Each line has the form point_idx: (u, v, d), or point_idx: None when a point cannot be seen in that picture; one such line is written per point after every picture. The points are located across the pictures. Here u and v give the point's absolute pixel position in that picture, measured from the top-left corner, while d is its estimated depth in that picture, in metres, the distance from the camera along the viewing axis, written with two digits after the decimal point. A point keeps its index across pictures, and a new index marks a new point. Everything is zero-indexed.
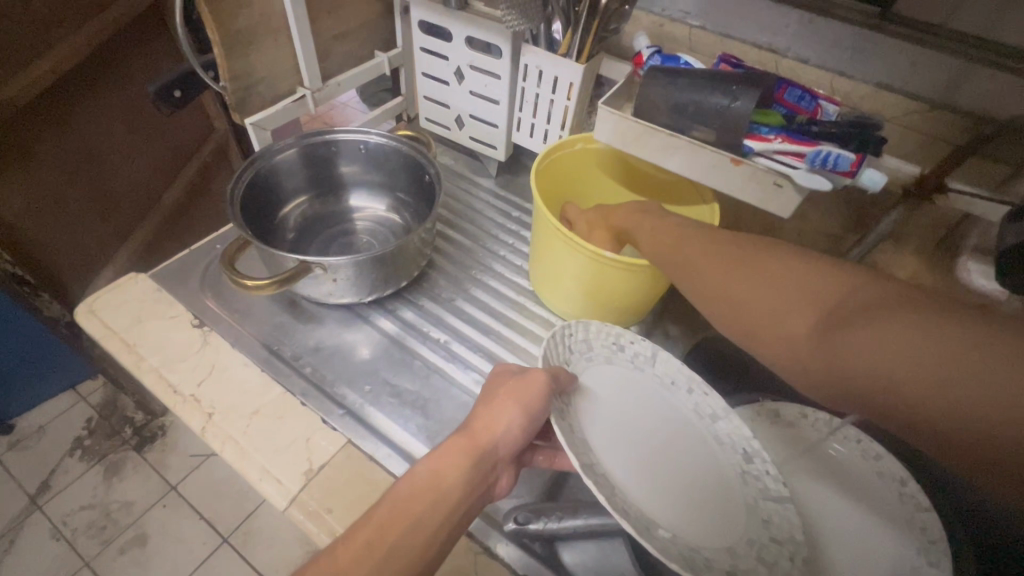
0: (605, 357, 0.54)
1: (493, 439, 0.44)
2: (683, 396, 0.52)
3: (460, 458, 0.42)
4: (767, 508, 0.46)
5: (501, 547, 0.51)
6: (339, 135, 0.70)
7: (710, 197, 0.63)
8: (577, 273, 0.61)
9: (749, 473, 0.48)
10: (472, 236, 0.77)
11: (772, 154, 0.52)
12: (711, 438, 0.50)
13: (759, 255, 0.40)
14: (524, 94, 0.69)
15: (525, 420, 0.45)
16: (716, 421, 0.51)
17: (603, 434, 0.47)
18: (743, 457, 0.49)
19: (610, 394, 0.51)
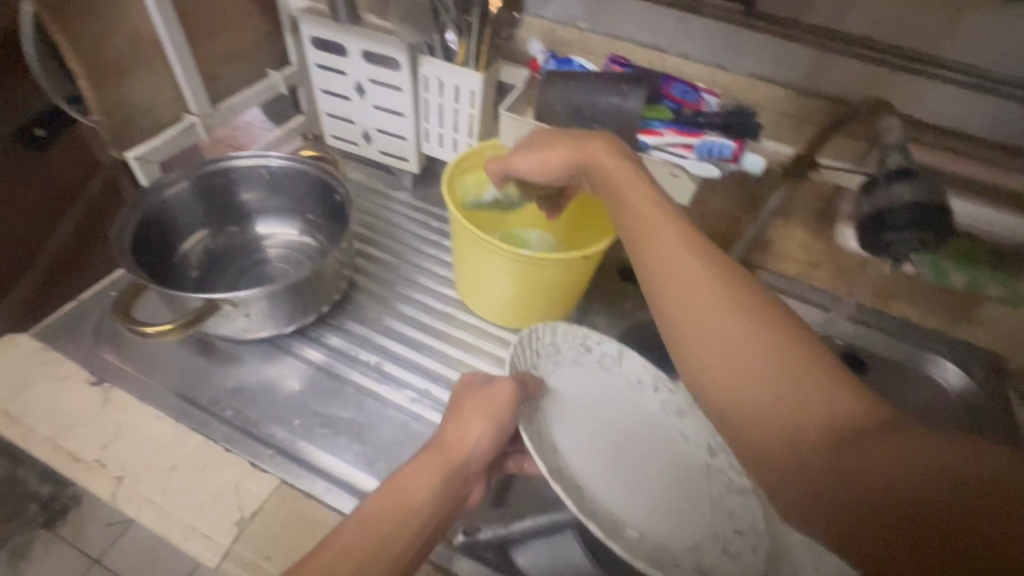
0: (572, 360, 0.56)
1: (463, 451, 0.43)
2: (650, 395, 0.54)
3: (431, 475, 0.40)
4: (732, 501, 0.48)
5: (457, 564, 0.47)
6: (235, 162, 0.65)
7: None
8: (499, 275, 0.59)
9: (715, 469, 0.50)
10: (394, 252, 0.73)
11: (664, 147, 0.53)
12: (679, 436, 0.52)
13: (752, 335, 0.35)
14: (428, 105, 0.70)
15: (492, 430, 0.45)
16: (683, 418, 0.53)
17: (574, 442, 0.50)
18: (710, 452, 0.51)
19: (581, 397, 0.54)
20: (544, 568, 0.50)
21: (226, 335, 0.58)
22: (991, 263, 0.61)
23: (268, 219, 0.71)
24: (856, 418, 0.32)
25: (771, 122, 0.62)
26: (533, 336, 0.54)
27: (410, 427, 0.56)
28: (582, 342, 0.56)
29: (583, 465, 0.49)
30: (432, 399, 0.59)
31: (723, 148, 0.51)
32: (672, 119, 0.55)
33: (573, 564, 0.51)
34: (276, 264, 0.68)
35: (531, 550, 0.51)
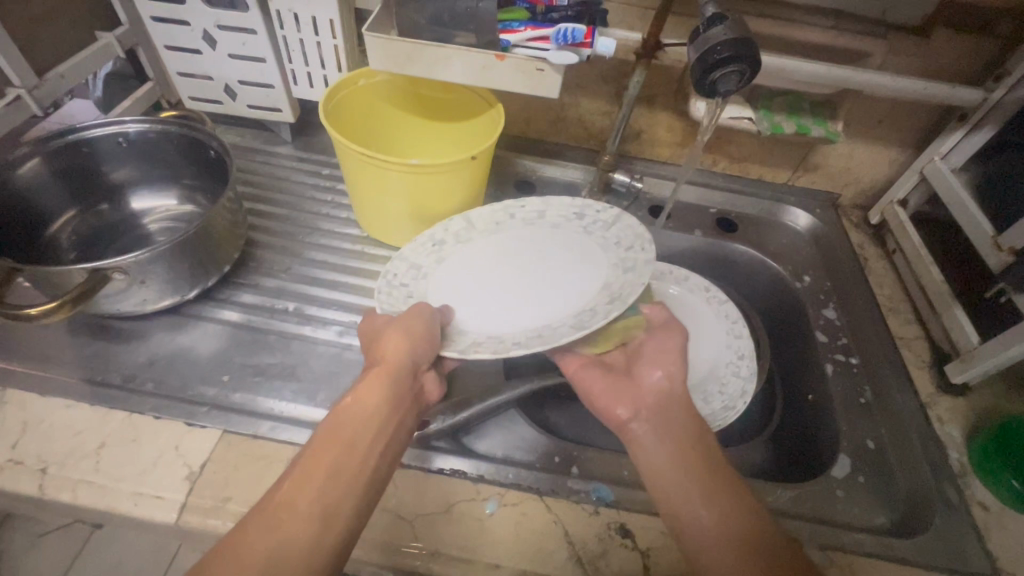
0: (438, 257, 0.61)
1: (396, 357, 0.45)
2: (513, 222, 0.64)
3: (378, 384, 0.44)
4: (613, 233, 0.59)
5: (439, 461, 0.51)
6: (86, 132, 0.59)
7: (492, 100, 0.65)
8: (397, 191, 0.60)
9: (587, 223, 0.61)
10: (290, 205, 0.72)
11: (526, 43, 0.56)
12: (547, 228, 0.63)
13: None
14: (288, 43, 0.67)
15: (422, 338, 0.47)
16: (543, 214, 0.63)
17: (489, 309, 0.57)
18: (579, 216, 0.62)
19: (459, 276, 0.60)
20: (497, 448, 0.55)
21: (119, 311, 0.55)
22: (813, 110, 0.71)
23: (142, 192, 0.67)
24: None
25: (617, 12, 0.67)
26: (390, 276, 0.58)
27: (344, 357, 0.58)
28: (432, 242, 0.61)
29: (502, 317, 0.56)
30: None
31: (576, 33, 0.53)
32: (530, 18, 0.57)
33: (524, 436, 0.56)
34: (159, 236, 0.65)
35: (486, 436, 0.56)
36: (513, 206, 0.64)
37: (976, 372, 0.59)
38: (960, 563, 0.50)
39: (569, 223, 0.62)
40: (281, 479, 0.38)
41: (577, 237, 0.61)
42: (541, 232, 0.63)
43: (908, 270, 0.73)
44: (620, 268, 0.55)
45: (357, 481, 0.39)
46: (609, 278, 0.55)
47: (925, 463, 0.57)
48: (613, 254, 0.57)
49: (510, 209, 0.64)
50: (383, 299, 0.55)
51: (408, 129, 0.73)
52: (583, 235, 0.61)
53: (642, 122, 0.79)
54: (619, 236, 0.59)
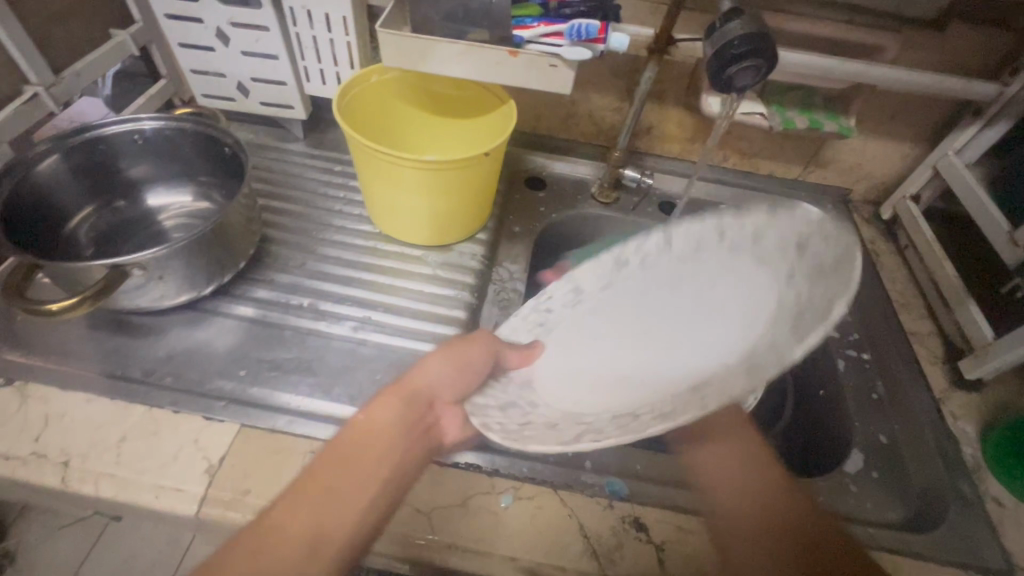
0: (540, 326, 0.55)
1: (418, 381, 0.46)
2: (617, 271, 0.51)
3: (390, 406, 0.44)
4: (816, 249, 0.40)
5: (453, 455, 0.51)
6: (102, 129, 0.59)
7: (505, 96, 0.65)
8: (410, 187, 0.60)
9: (733, 242, 0.45)
10: (303, 201, 0.73)
11: (538, 40, 0.56)
12: (686, 258, 0.47)
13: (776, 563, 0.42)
14: (301, 40, 0.68)
15: (453, 364, 0.47)
16: (634, 265, 0.50)
17: (604, 387, 0.48)
18: (715, 235, 0.45)
19: (574, 344, 0.53)
20: (512, 443, 0.56)
21: (138, 307, 0.56)
22: (825, 104, 0.70)
23: (157, 188, 0.67)
24: None
25: (630, 7, 0.67)
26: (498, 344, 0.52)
27: (358, 352, 0.59)
28: (539, 311, 0.55)
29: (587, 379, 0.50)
30: (374, 323, 0.61)
31: (590, 28, 0.54)
32: (543, 13, 0.57)
33: None
34: (175, 232, 0.65)
35: None
36: (611, 253, 0.51)
37: (990, 368, 0.59)
38: (974, 559, 0.50)
39: (766, 256, 0.43)
40: (278, 497, 0.39)
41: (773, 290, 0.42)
42: (675, 266, 0.48)
43: (921, 266, 0.73)
44: (755, 329, 0.42)
45: (361, 500, 0.40)
46: (746, 358, 0.40)
47: (938, 458, 0.57)
48: (787, 324, 0.39)
49: (664, 240, 0.48)
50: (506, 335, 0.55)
51: (420, 125, 0.73)
52: (749, 262, 0.44)
53: (653, 117, 0.79)
54: (811, 300, 0.39)
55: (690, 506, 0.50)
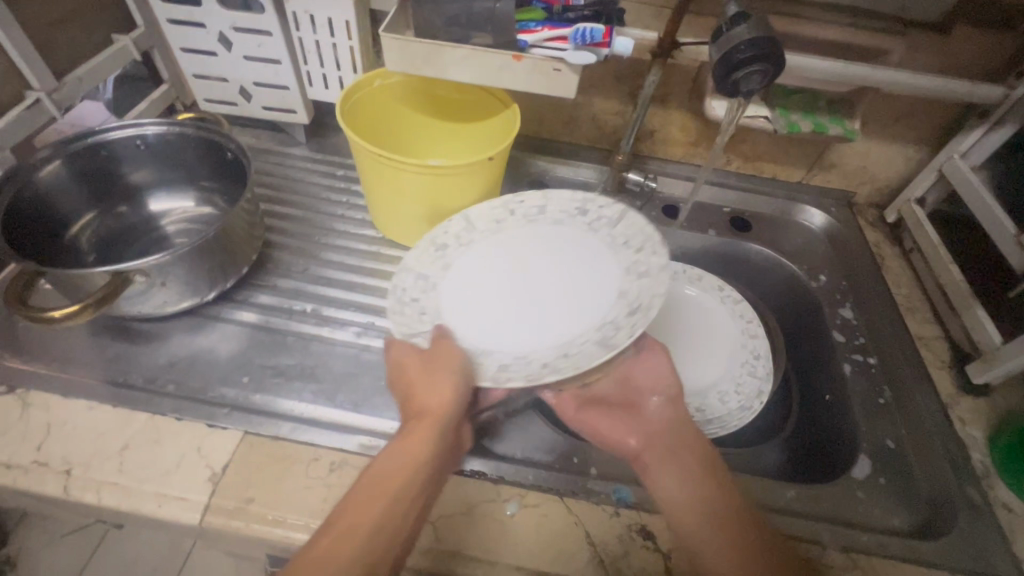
0: (439, 268, 0.59)
1: (439, 407, 0.44)
2: (515, 220, 0.63)
3: (418, 435, 0.43)
4: (621, 231, 0.60)
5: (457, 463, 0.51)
6: (105, 135, 0.59)
7: (508, 100, 0.65)
8: (413, 191, 0.60)
9: (590, 220, 0.62)
10: (305, 206, 0.72)
11: (543, 44, 0.56)
12: (545, 223, 0.63)
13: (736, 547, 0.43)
14: (303, 45, 0.68)
15: (463, 384, 0.46)
16: (537, 216, 0.63)
17: (508, 322, 0.56)
18: (580, 215, 0.62)
19: (475, 284, 0.59)
20: (516, 452, 0.55)
21: (140, 313, 0.55)
22: (830, 107, 0.70)
23: (159, 194, 0.67)
24: None
25: (633, 11, 0.67)
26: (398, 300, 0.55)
27: (362, 358, 0.59)
28: (435, 246, 0.60)
29: (510, 328, 0.55)
30: (377, 329, 0.61)
31: (594, 32, 0.53)
32: (546, 18, 0.57)
33: (542, 438, 0.56)
34: (178, 238, 0.65)
35: (504, 437, 0.56)
36: (510, 201, 0.63)
37: (998, 373, 0.59)
38: (984, 566, 0.50)
39: (573, 219, 0.63)
40: (319, 531, 0.38)
41: (582, 232, 0.61)
42: (542, 230, 0.62)
43: (927, 269, 0.73)
44: (629, 275, 0.56)
45: (397, 533, 0.39)
46: (622, 282, 0.56)
47: (946, 464, 0.57)
48: (624, 256, 0.58)
49: (508, 205, 0.63)
50: (396, 320, 0.53)
51: (423, 130, 0.73)
52: (588, 231, 0.61)
53: (656, 121, 0.78)
54: (626, 232, 0.59)
55: None
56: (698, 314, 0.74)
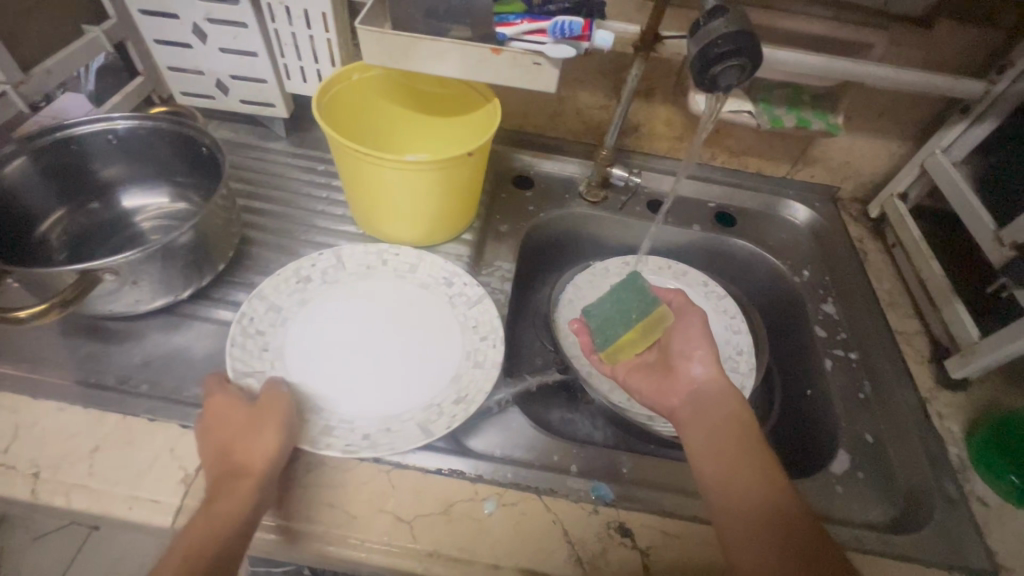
0: (298, 306, 0.59)
1: (260, 464, 0.43)
2: (384, 272, 0.63)
3: (236, 496, 0.41)
4: (475, 315, 0.60)
5: (433, 461, 0.50)
6: (74, 129, 0.58)
7: (489, 95, 0.64)
8: (392, 188, 0.59)
9: (452, 293, 0.62)
10: (284, 201, 0.71)
11: (522, 36, 0.55)
12: (415, 282, 0.63)
13: (730, 456, 0.48)
14: (280, 36, 0.66)
15: (286, 435, 0.46)
16: (412, 270, 0.64)
17: (341, 375, 0.55)
18: (446, 283, 0.62)
19: (318, 331, 0.58)
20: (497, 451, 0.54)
21: (112, 312, 0.54)
22: (813, 101, 0.70)
23: (133, 190, 0.66)
24: (748, 506, 0.45)
25: (615, 4, 0.66)
26: (241, 327, 0.55)
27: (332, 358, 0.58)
28: (298, 281, 0.60)
29: (338, 380, 0.54)
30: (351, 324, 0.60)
31: (574, 26, 0.52)
32: (526, 9, 0.55)
33: (525, 435, 0.55)
34: (152, 235, 0.64)
35: (484, 435, 0.55)
36: (385, 251, 0.64)
37: (975, 368, 0.59)
38: (957, 559, 0.50)
39: (437, 287, 0.63)
40: None
41: (441, 302, 0.62)
42: (406, 288, 0.63)
43: (909, 265, 0.73)
44: (470, 360, 0.56)
45: None
46: (458, 366, 0.56)
47: (923, 458, 0.57)
48: (469, 338, 0.58)
49: (382, 254, 0.64)
50: (234, 353, 0.53)
51: (403, 124, 0.72)
52: (447, 305, 0.61)
53: (640, 116, 0.78)
54: (478, 317, 0.60)
55: (676, 510, 0.49)
56: None
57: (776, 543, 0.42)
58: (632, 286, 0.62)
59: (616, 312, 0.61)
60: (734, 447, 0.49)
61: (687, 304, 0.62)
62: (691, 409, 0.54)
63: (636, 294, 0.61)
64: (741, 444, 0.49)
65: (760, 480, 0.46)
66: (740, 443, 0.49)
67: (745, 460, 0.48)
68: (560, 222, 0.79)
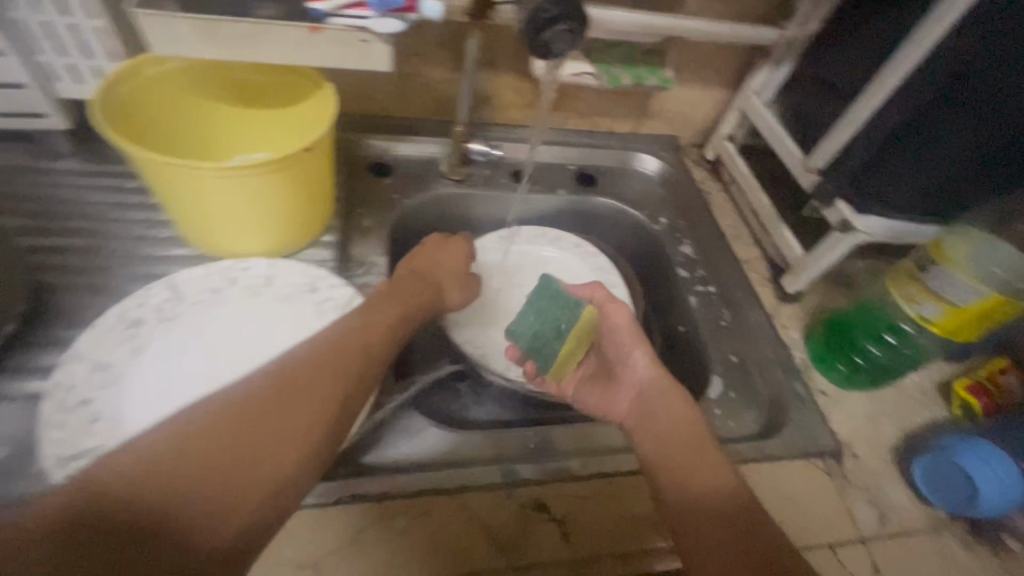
0: (130, 353, 0.50)
1: (455, 299, 0.61)
2: (234, 291, 0.56)
3: (427, 302, 0.56)
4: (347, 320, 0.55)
5: (336, 491, 0.46)
6: None
7: (320, 79, 0.57)
8: (221, 198, 0.51)
9: (319, 301, 0.56)
10: (87, 232, 0.59)
11: (341, 11, 0.48)
12: (275, 296, 0.56)
13: (688, 462, 0.48)
14: (27, 27, 0.53)
15: (471, 292, 0.64)
16: (268, 284, 0.57)
17: None
18: (310, 290, 0.57)
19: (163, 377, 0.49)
20: (403, 460, 0.50)
21: None
22: (644, 57, 0.73)
23: None
24: (711, 517, 0.44)
25: None
26: (57, 398, 0.46)
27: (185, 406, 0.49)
28: (125, 324, 0.51)
29: None
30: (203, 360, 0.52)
31: None
32: None
33: (428, 435, 0.52)
34: None
35: (384, 447, 0.51)
36: (230, 267, 0.57)
37: (805, 280, 0.69)
38: (814, 446, 0.59)
39: (299, 295, 0.56)
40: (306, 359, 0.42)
41: (308, 311, 0.55)
42: (265, 304, 0.56)
43: (743, 198, 0.82)
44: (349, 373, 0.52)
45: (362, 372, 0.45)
46: None
47: (778, 367, 0.66)
48: None
49: (228, 272, 0.57)
50: (52, 431, 0.44)
51: (222, 120, 0.62)
52: (314, 314, 0.55)
53: (489, 85, 0.76)
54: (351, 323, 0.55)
55: (585, 473, 0.51)
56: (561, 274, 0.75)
57: (736, 547, 0.42)
58: (549, 291, 0.62)
59: (546, 327, 0.61)
60: (690, 452, 0.48)
61: (610, 299, 0.61)
62: (641, 412, 0.54)
63: (556, 300, 0.61)
64: (701, 448, 0.48)
65: (724, 487, 0.46)
66: (700, 447, 0.49)
67: (701, 463, 0.47)
68: (426, 207, 0.76)
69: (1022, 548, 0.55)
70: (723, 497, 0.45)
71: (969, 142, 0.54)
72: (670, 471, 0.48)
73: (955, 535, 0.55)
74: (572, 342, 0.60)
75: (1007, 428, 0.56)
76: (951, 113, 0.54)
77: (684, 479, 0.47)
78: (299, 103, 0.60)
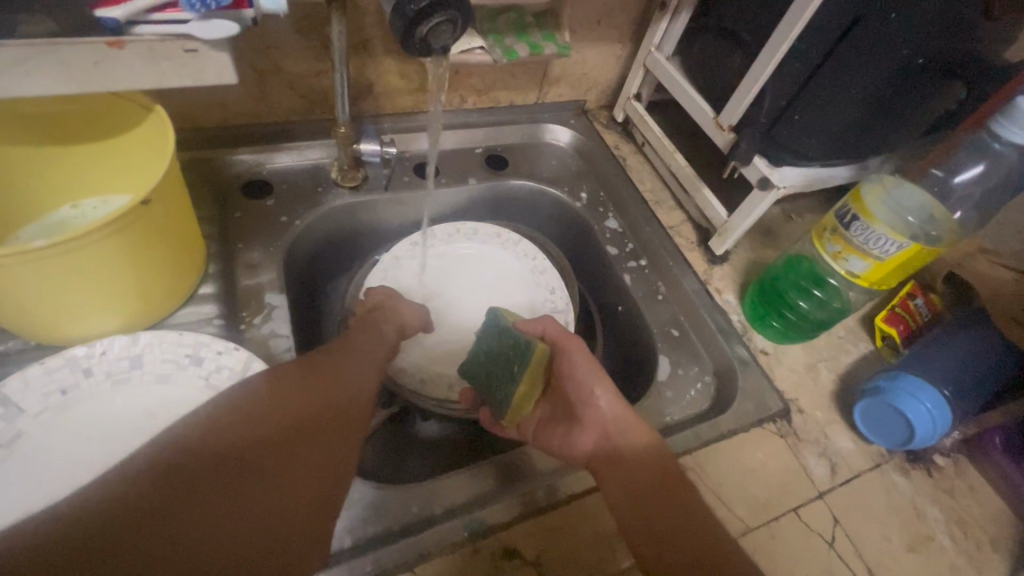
0: None
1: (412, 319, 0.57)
2: (97, 385, 0.46)
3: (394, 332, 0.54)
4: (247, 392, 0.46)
5: None
6: None
7: (148, 102, 0.45)
8: (42, 280, 0.39)
9: (208, 374, 0.47)
10: None
11: (145, 16, 0.35)
12: (152, 379, 0.47)
13: (658, 505, 0.44)
14: None
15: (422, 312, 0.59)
16: (137, 367, 0.47)
17: None
18: (194, 364, 0.47)
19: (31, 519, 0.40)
20: (351, 538, 0.45)
21: None
22: (536, 23, 0.66)
23: None
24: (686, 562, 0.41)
25: None
26: None
27: None
28: None
29: None
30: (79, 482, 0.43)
31: None
32: None
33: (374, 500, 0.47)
34: None
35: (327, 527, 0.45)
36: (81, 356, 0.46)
37: (731, 239, 0.68)
38: (763, 410, 0.59)
39: (180, 370, 0.47)
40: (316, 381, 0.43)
41: (195, 391, 0.47)
42: (140, 392, 0.47)
43: (658, 159, 0.79)
44: None
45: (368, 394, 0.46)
46: None
47: (718, 334, 0.65)
48: None
49: (77, 362, 0.45)
50: None
51: (27, 166, 0.48)
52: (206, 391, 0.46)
53: (368, 73, 0.65)
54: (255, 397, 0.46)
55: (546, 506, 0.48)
56: (487, 270, 0.69)
57: None
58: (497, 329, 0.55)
59: (497, 367, 0.55)
60: (657, 495, 0.45)
61: (564, 333, 0.54)
62: (600, 450, 0.49)
63: (505, 342, 0.54)
64: (666, 486, 0.45)
65: (698, 526, 0.43)
66: (665, 486, 0.45)
67: (668, 504, 0.44)
68: (321, 224, 0.66)
69: (948, 463, 0.59)
70: (696, 536, 0.42)
71: (874, 81, 0.51)
72: (641, 516, 0.44)
73: (895, 467, 0.58)
74: (528, 386, 0.53)
75: (921, 356, 0.58)
76: (854, 56, 0.50)
77: (655, 524, 0.43)
78: (129, 132, 0.48)
